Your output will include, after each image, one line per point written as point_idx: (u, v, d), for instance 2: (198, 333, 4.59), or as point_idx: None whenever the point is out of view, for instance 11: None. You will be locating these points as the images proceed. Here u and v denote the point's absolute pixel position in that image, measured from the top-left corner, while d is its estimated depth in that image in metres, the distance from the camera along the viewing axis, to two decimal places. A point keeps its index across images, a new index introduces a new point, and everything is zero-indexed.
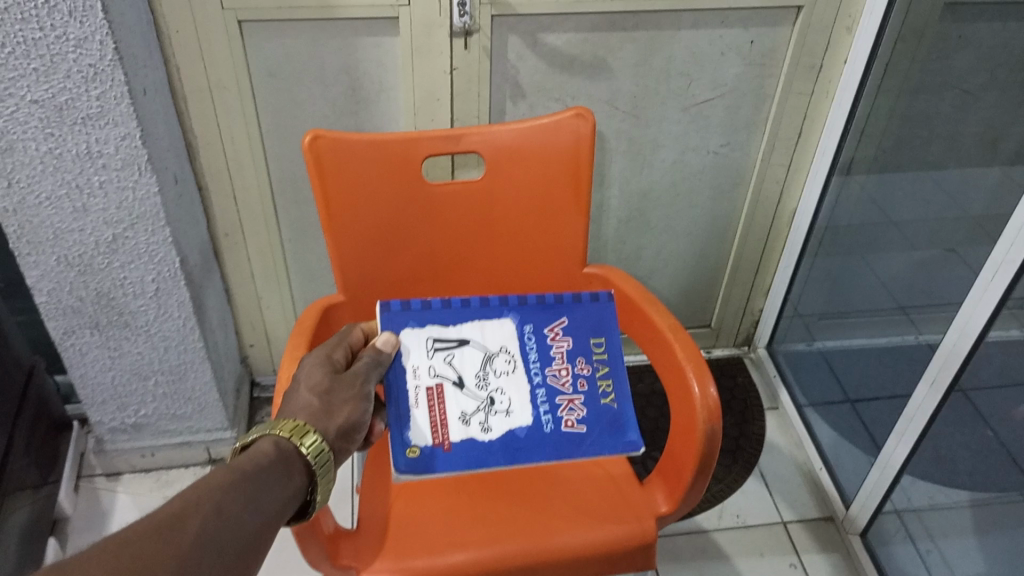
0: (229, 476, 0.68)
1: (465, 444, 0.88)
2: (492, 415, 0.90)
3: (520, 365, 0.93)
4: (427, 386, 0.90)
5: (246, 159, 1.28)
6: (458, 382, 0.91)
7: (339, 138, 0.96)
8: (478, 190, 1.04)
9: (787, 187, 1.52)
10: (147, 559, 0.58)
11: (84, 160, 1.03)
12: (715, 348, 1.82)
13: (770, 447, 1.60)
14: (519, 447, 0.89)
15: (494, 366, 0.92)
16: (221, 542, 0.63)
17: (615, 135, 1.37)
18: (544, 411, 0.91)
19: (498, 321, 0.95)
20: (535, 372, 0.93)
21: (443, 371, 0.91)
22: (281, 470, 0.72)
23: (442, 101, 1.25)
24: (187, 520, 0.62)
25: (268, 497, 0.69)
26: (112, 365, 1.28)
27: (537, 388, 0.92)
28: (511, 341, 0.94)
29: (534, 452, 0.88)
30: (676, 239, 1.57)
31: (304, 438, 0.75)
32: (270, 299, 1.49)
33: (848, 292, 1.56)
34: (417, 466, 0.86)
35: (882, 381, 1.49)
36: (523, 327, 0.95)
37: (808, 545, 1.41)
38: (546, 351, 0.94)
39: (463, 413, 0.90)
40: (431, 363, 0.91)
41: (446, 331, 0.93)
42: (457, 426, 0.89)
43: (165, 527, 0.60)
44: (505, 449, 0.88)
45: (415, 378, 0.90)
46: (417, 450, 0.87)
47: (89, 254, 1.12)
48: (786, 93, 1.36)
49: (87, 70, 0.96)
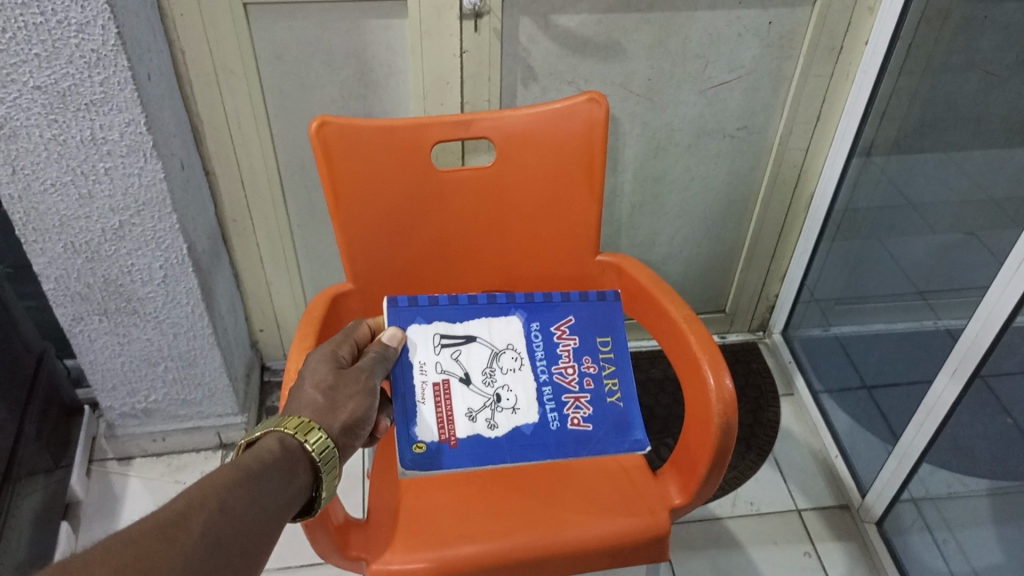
0: (233, 472, 0.67)
1: (472, 440, 0.89)
2: (499, 411, 0.91)
3: (526, 363, 0.94)
4: (434, 382, 0.91)
5: (254, 144, 1.26)
6: (465, 378, 0.92)
7: (347, 123, 0.94)
8: (489, 177, 1.02)
9: (805, 171, 1.49)
10: (151, 559, 0.57)
11: (89, 147, 1.02)
12: (729, 334, 1.80)
13: (785, 434, 1.58)
14: (526, 445, 0.90)
15: (501, 363, 0.93)
16: (225, 541, 0.62)
17: (629, 118, 1.34)
18: (550, 409, 0.92)
19: (505, 318, 0.96)
20: (541, 369, 0.94)
21: (450, 368, 0.92)
22: (285, 467, 0.71)
23: (452, 85, 1.23)
24: (191, 519, 0.61)
25: (273, 494, 0.68)
26: (121, 351, 1.27)
27: (543, 385, 0.93)
28: (518, 340, 0.95)
29: (541, 450, 0.90)
30: (691, 224, 1.55)
31: (308, 435, 0.74)
32: (279, 284, 1.48)
33: (865, 277, 1.53)
34: (423, 462, 0.87)
35: (897, 367, 1.46)
36: (530, 325, 0.96)
37: (823, 534, 1.39)
38: (553, 349, 0.95)
39: (470, 409, 0.90)
40: (438, 359, 0.92)
41: (454, 327, 0.94)
42: (463, 422, 0.90)
43: (169, 527, 0.59)
44: (512, 445, 0.90)
45: (422, 373, 0.91)
46: (424, 445, 0.88)
47: (97, 241, 1.11)
48: (805, 75, 1.32)
49: (89, 55, 0.94)
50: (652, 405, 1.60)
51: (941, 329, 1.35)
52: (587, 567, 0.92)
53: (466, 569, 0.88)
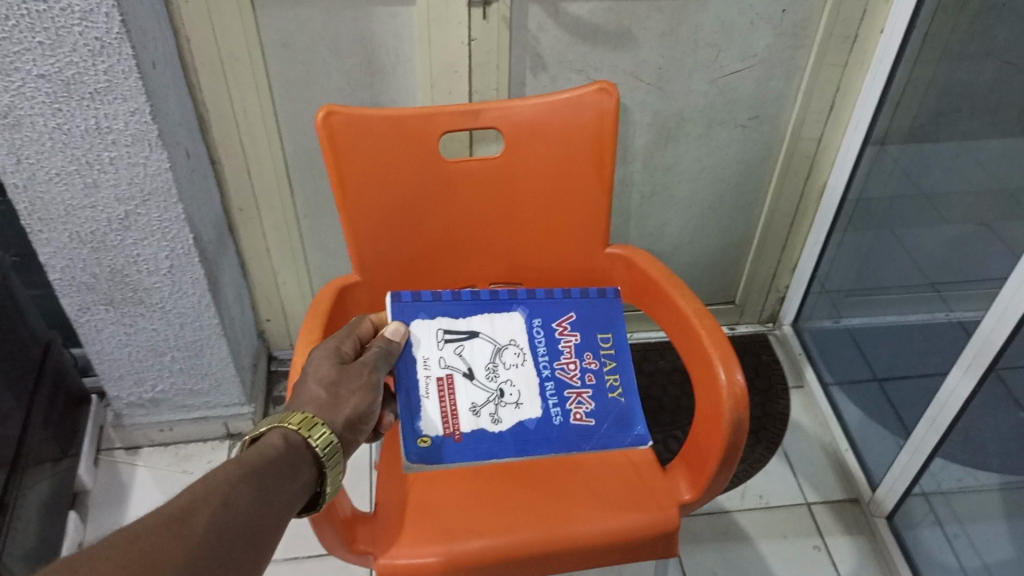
0: (239, 469, 0.66)
1: (475, 435, 0.90)
2: (503, 406, 0.91)
3: (529, 358, 0.94)
4: (437, 377, 0.91)
5: (260, 133, 1.25)
6: (469, 373, 0.92)
7: (354, 113, 0.92)
8: (498, 168, 1.01)
9: (818, 161, 1.47)
10: (156, 555, 0.56)
11: (94, 136, 1.01)
12: (739, 325, 1.79)
13: (794, 427, 1.57)
14: (529, 439, 0.91)
15: (504, 358, 0.93)
16: (229, 538, 0.61)
17: (639, 107, 1.33)
18: (552, 403, 0.93)
19: (508, 314, 0.96)
20: (543, 365, 0.94)
21: (453, 363, 0.92)
22: (289, 463, 0.70)
23: (460, 74, 1.21)
24: (195, 515, 0.60)
25: (278, 494, 0.68)
26: (128, 341, 1.27)
27: (546, 380, 0.94)
28: (520, 336, 0.95)
29: (543, 444, 0.91)
30: (701, 214, 1.53)
31: (312, 431, 0.73)
32: (286, 274, 1.48)
33: (877, 269, 1.51)
34: (427, 456, 0.87)
35: (909, 359, 1.44)
36: (532, 321, 0.96)
37: (832, 528, 1.39)
38: (555, 345, 0.96)
39: (474, 404, 0.91)
40: (441, 354, 0.92)
41: (457, 322, 0.94)
42: (468, 417, 0.90)
43: (174, 522, 0.59)
44: (515, 440, 0.90)
45: (425, 368, 0.90)
46: (428, 439, 0.88)
47: (102, 231, 1.11)
48: (818, 64, 1.30)
49: (93, 43, 0.93)
50: (661, 396, 1.59)
51: (952, 322, 1.32)
52: (594, 562, 0.91)
53: (474, 564, 0.87)
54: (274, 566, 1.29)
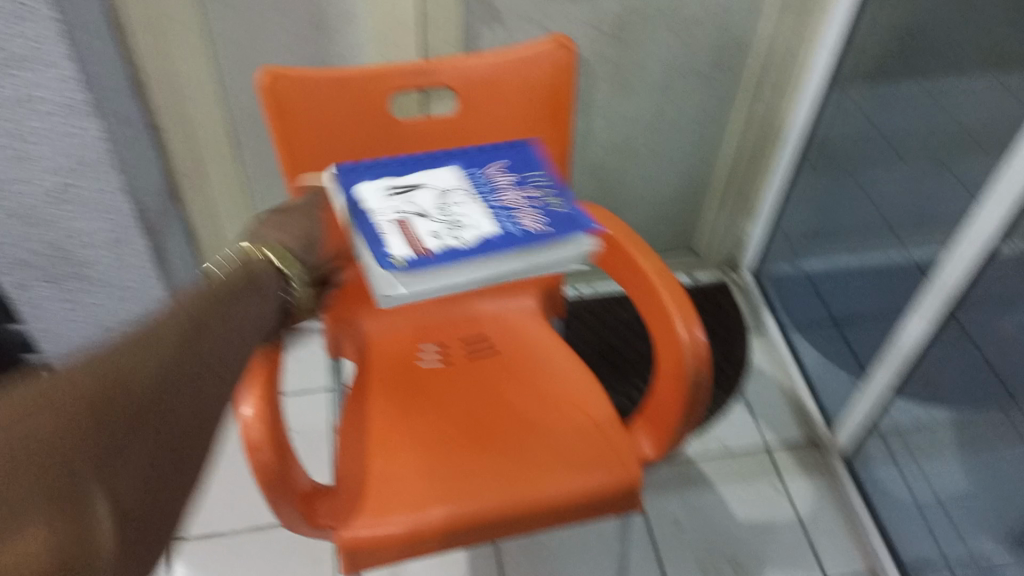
0: (175, 349, 0.53)
1: (445, 251, 0.77)
2: (462, 228, 0.81)
3: (475, 195, 0.87)
4: (391, 218, 0.81)
5: (203, 97, 1.19)
6: (422, 214, 0.83)
7: (299, 76, 0.88)
8: (451, 127, 0.97)
9: (779, 108, 1.45)
10: (117, 367, 0.47)
11: (21, 106, 0.95)
12: (699, 273, 1.79)
13: (755, 373, 1.58)
14: (495, 244, 0.79)
15: (452, 198, 0.86)
16: (195, 365, 0.54)
17: (598, 58, 1.29)
18: (507, 218, 0.83)
19: (440, 170, 0.91)
20: (489, 197, 0.87)
21: (404, 208, 0.83)
22: (251, 286, 0.64)
23: (410, 26, 1.13)
24: (160, 334, 0.52)
25: (214, 382, 0.55)
26: (73, 317, 1.23)
27: (495, 205, 0.85)
28: (459, 181, 0.89)
29: (509, 244, 0.79)
30: (661, 164, 1.52)
31: (281, 259, 0.69)
32: (239, 240, 1.43)
33: (836, 213, 1.52)
34: (402, 270, 0.74)
35: (868, 302, 1.45)
36: (466, 169, 0.91)
37: (792, 470, 1.41)
38: (494, 183, 0.89)
39: (434, 230, 0.80)
40: (392, 204, 0.84)
41: (398, 181, 0.88)
42: (431, 240, 0.79)
43: (104, 417, 0.45)
44: (482, 247, 0.78)
45: (378, 213, 0.82)
46: (400, 260, 0.75)
47: (37, 205, 1.06)
48: (781, 9, 1.28)
49: (15, 7, 0.87)
50: (623, 347, 1.60)
51: (909, 262, 1.33)
52: (558, 522, 0.91)
53: (440, 532, 0.86)
54: (238, 536, 1.28)
